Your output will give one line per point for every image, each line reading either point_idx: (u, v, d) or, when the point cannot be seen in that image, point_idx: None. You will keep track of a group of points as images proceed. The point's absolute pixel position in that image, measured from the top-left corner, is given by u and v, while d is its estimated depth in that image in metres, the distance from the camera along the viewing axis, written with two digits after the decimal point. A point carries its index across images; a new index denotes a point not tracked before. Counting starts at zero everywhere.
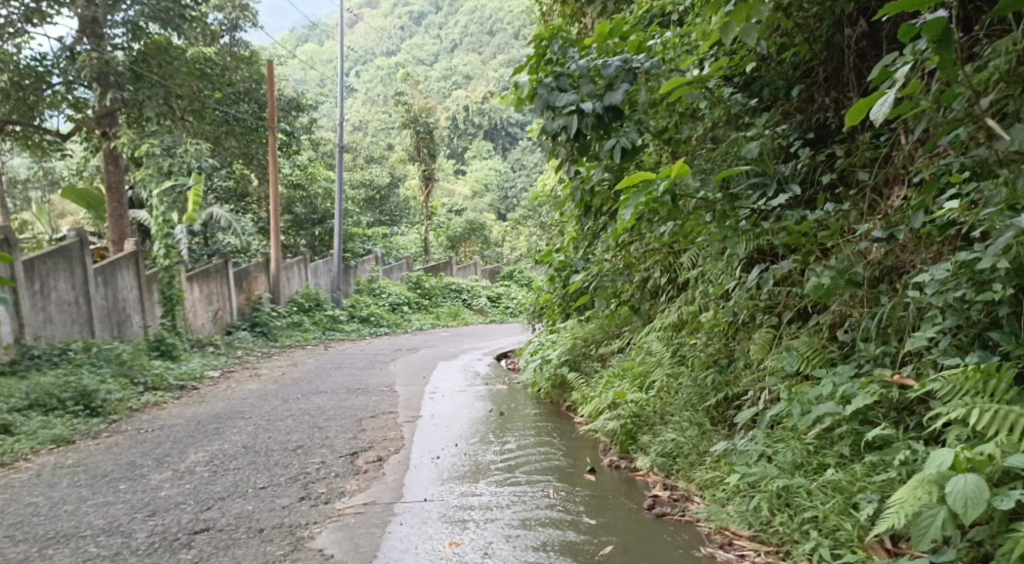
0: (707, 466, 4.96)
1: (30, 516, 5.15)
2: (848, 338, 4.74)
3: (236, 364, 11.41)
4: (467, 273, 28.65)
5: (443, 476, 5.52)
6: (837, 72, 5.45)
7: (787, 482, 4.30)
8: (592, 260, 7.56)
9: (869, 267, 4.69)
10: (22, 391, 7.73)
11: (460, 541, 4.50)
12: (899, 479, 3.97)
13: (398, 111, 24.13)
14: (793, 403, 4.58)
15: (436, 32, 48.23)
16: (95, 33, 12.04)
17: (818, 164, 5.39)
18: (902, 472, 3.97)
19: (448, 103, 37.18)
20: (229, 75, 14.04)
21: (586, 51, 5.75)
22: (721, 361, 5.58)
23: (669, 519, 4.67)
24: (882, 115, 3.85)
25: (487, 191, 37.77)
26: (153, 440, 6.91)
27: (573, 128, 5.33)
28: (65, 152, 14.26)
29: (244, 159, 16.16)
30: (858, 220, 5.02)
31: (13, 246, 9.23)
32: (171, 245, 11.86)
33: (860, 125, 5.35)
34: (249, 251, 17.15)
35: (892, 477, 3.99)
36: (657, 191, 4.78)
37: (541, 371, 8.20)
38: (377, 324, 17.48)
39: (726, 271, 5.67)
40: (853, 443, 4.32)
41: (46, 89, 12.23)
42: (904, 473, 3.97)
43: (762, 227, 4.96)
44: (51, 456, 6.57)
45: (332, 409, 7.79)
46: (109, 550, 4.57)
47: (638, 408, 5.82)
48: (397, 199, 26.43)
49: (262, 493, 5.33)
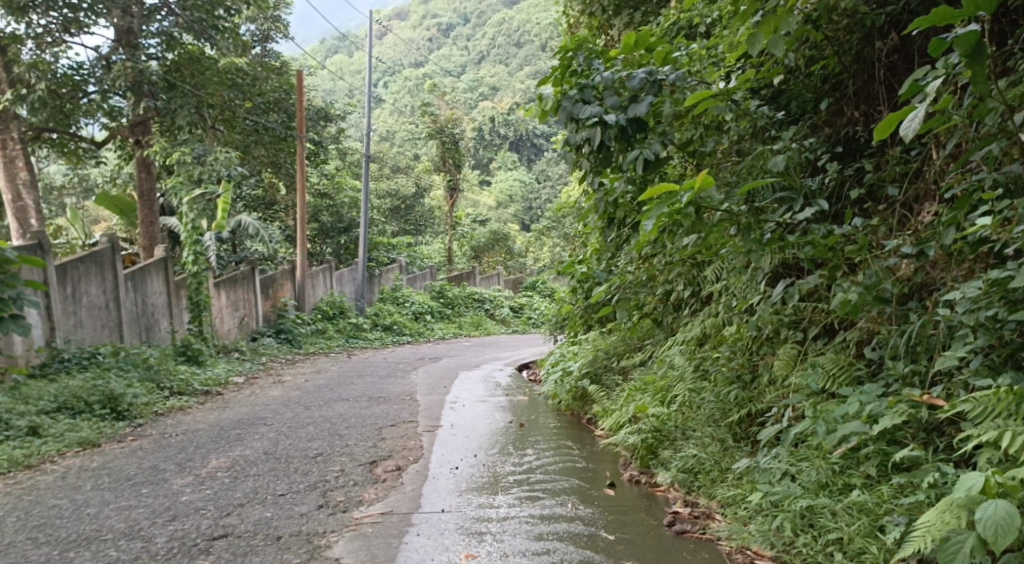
0: (729, 483, 4.87)
1: (54, 518, 5.17)
2: (876, 355, 4.62)
3: (261, 370, 11.44)
4: (491, 283, 28.67)
5: (461, 487, 5.48)
6: (867, 85, 5.32)
7: (811, 502, 4.20)
8: (615, 272, 7.50)
9: (898, 284, 4.59)
10: (51, 393, 7.80)
11: (476, 553, 4.45)
12: (928, 502, 3.88)
13: (424, 122, 24.26)
14: (818, 420, 4.49)
15: (463, 45, 48.58)
16: (131, 44, 12.35)
17: (846, 178, 5.29)
18: (931, 495, 3.88)
19: (475, 114, 37.29)
20: (261, 85, 14.05)
21: (611, 63, 5.73)
22: (744, 376, 5.50)
23: (689, 536, 4.60)
24: (913, 130, 3.74)
25: (511, 202, 37.88)
26: (176, 444, 6.93)
27: (597, 139, 5.32)
28: (98, 159, 14.51)
29: (272, 168, 16.32)
30: (888, 235, 4.91)
31: (47, 251, 9.32)
32: (200, 251, 11.92)
33: (891, 140, 5.25)
34: (276, 259, 17.26)
35: (920, 500, 3.89)
36: (679, 204, 4.71)
37: (561, 383, 8.18)
38: (400, 333, 17.51)
39: (751, 285, 5.59)
40: (879, 464, 4.22)
41: (82, 98, 12.46)
42: (933, 496, 3.87)
43: (789, 240, 4.87)
44: (77, 458, 6.61)
45: (353, 417, 7.77)
46: (129, 554, 4.56)
47: (659, 422, 5.75)
48: (421, 209, 26.52)
49: (281, 500, 5.31)
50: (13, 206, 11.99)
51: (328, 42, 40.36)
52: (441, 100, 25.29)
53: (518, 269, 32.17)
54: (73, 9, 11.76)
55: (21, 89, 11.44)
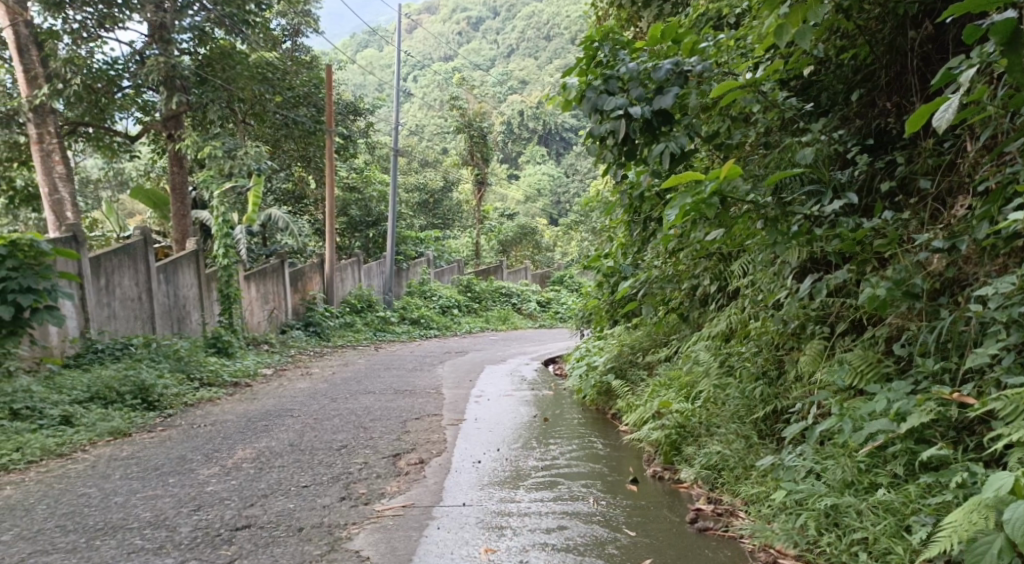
0: (753, 481, 4.79)
1: (83, 506, 5.22)
2: (905, 352, 4.51)
3: (289, 363, 11.50)
4: (518, 277, 28.63)
5: (482, 481, 5.46)
6: (900, 76, 5.22)
7: (836, 500, 4.12)
8: (641, 266, 7.46)
9: (929, 279, 4.47)
10: (83, 384, 7.89)
11: (496, 548, 4.42)
12: (956, 502, 3.80)
13: (453, 116, 24.26)
14: (844, 418, 4.39)
15: (493, 39, 48.60)
16: (163, 38, 12.24)
17: (876, 171, 5.18)
18: (959, 495, 3.80)
19: (504, 108, 37.25)
20: (290, 79, 14.43)
21: (637, 54, 5.71)
22: (770, 373, 5.42)
23: (711, 534, 4.53)
24: (947, 121, 3.64)
25: (539, 196, 37.82)
26: (204, 435, 6.98)
27: (621, 131, 5.31)
28: (133, 153, 14.69)
29: (302, 161, 16.50)
30: (919, 229, 4.79)
31: (81, 244, 9.39)
32: (230, 244, 11.99)
33: (923, 131, 5.12)
34: (305, 253, 17.35)
35: (948, 500, 3.81)
36: (704, 193, 4.65)
37: (586, 378, 8.14)
38: (427, 326, 17.52)
39: (778, 280, 5.50)
40: (907, 462, 4.12)
41: (116, 92, 12.69)
42: (962, 496, 3.79)
43: (816, 232, 4.78)
44: (107, 447, 6.68)
45: (379, 410, 7.79)
46: (153, 544, 4.58)
47: (683, 418, 5.69)
48: (449, 203, 26.55)
49: (304, 492, 5.32)
50: (49, 199, 11.73)
51: (358, 37, 40.55)
52: (470, 93, 25.25)
53: (545, 264, 32.08)
54: (108, 4, 11.95)
55: (58, 85, 11.57)
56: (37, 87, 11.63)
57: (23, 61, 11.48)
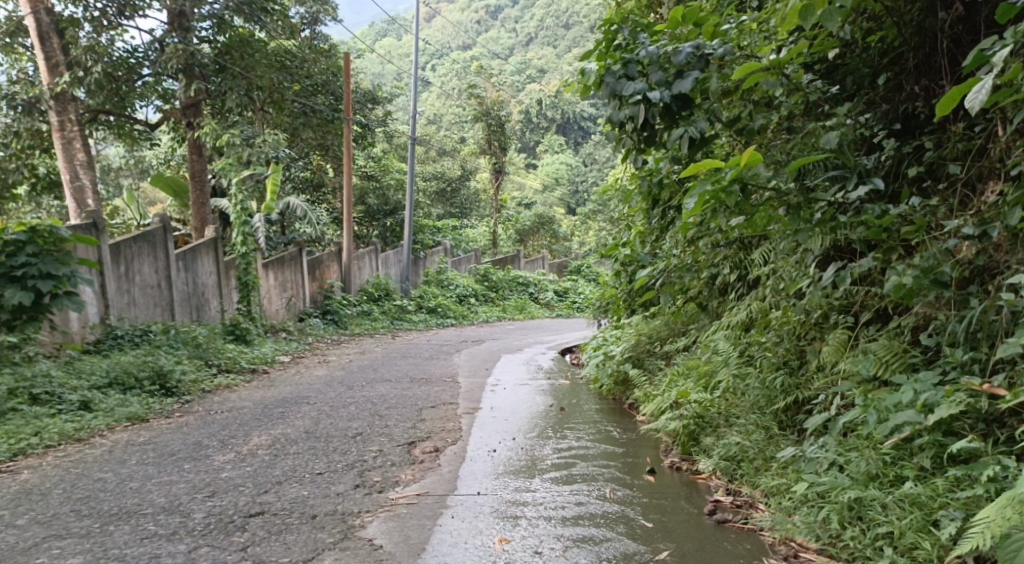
0: (774, 472, 4.68)
1: (98, 492, 5.20)
2: (932, 342, 4.38)
3: (307, 350, 11.49)
4: (536, 267, 28.52)
5: (498, 470, 5.40)
6: (929, 58, 5.06)
7: (860, 493, 4.01)
8: (659, 255, 7.36)
9: (958, 267, 4.33)
10: (103, 368, 7.90)
11: (510, 538, 4.35)
12: (987, 496, 3.70)
13: (471, 104, 24.16)
14: (869, 409, 4.28)
15: (511, 27, 48.37)
16: (183, 26, 12.36)
17: (904, 156, 5.04)
18: (991, 489, 3.70)
19: (522, 97, 37.10)
20: (309, 67, 14.43)
21: (657, 37, 5.60)
22: (792, 363, 5.30)
23: (730, 526, 4.43)
24: (979, 102, 3.53)
25: (557, 185, 37.71)
26: (221, 421, 6.96)
27: (640, 117, 5.23)
28: (154, 142, 14.72)
29: (320, 149, 16.48)
30: (948, 215, 4.65)
31: (101, 231, 9.38)
32: (248, 232, 11.97)
33: (953, 116, 4.96)
34: (323, 241, 17.34)
35: (978, 495, 3.71)
36: (725, 179, 4.53)
37: (603, 367, 8.04)
38: (444, 315, 17.46)
39: (801, 268, 5.39)
40: (934, 456, 4.01)
41: (136, 80, 12.68)
42: (993, 491, 3.68)
43: (841, 219, 4.66)
44: (125, 433, 6.67)
45: (395, 398, 7.74)
46: (167, 530, 4.55)
47: (702, 408, 5.60)
48: (467, 192, 26.49)
49: (318, 479, 5.28)
50: (70, 186, 11.70)
51: (377, 26, 40.48)
52: (488, 82, 25.12)
53: (563, 253, 31.98)
54: None
55: (79, 73, 11.58)
56: (57, 75, 11.51)
57: (43, 49, 11.39)
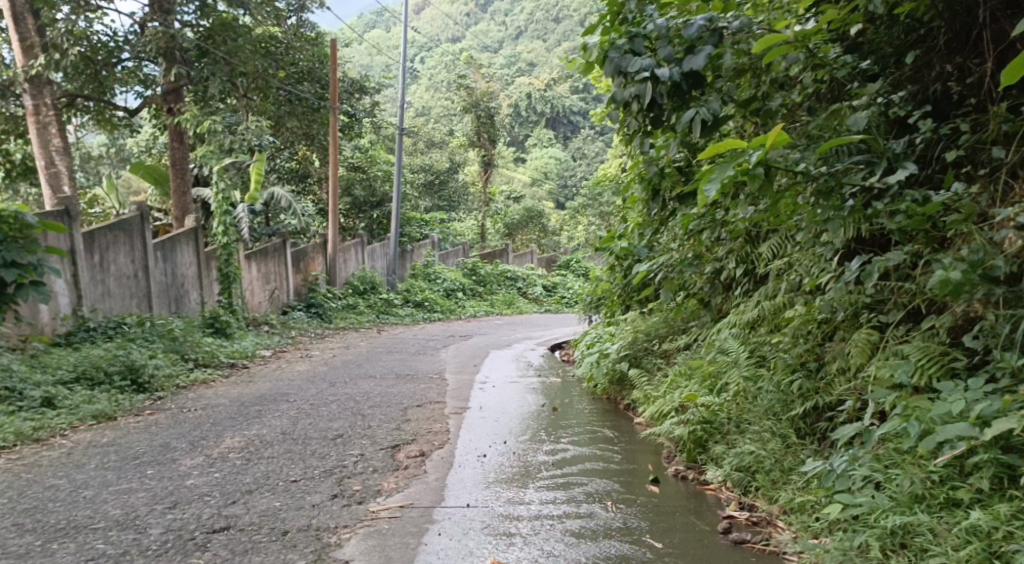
0: (796, 487, 4.26)
1: (47, 502, 4.72)
2: (979, 345, 3.96)
3: (289, 345, 10.96)
4: (525, 261, 28.04)
5: (488, 478, 4.95)
6: (964, 33, 4.63)
7: (905, 518, 3.60)
8: (657, 248, 6.91)
9: (1008, 261, 3.91)
10: (70, 363, 7.42)
11: (505, 560, 3.91)
12: None
13: (460, 96, 23.68)
14: (910, 419, 3.85)
15: (501, 20, 47.82)
16: (165, 8, 11.77)
17: (938, 139, 4.61)
18: None
19: (512, 90, 36.59)
20: (294, 54, 13.97)
21: (666, 11, 5.15)
22: (809, 364, 4.86)
23: (749, 548, 4.00)
24: None
25: (546, 179, 37.21)
26: (193, 420, 6.48)
27: (647, 96, 4.78)
28: (133, 127, 14.18)
29: (306, 140, 15.89)
30: (992, 205, 4.23)
31: (74, 219, 8.84)
32: (231, 222, 11.41)
33: (991, 96, 4.54)
34: (308, 232, 16.81)
35: None
36: (747, 162, 4.06)
37: (597, 365, 7.57)
38: (432, 309, 16.96)
39: (821, 261, 4.96)
40: (994, 476, 3.60)
41: (116, 64, 12.23)
42: None
43: (875, 207, 4.23)
44: (88, 432, 6.19)
45: (379, 396, 7.28)
46: (117, 549, 4.08)
47: (710, 413, 5.15)
48: (455, 185, 25.96)
49: (293, 488, 4.81)
50: (45, 172, 11.15)
51: (366, 17, 39.84)
52: (478, 72, 24.53)
53: (552, 248, 31.53)
54: None
55: (54, 54, 10.80)
56: (33, 58, 10.98)
57: (18, 30, 10.86)
